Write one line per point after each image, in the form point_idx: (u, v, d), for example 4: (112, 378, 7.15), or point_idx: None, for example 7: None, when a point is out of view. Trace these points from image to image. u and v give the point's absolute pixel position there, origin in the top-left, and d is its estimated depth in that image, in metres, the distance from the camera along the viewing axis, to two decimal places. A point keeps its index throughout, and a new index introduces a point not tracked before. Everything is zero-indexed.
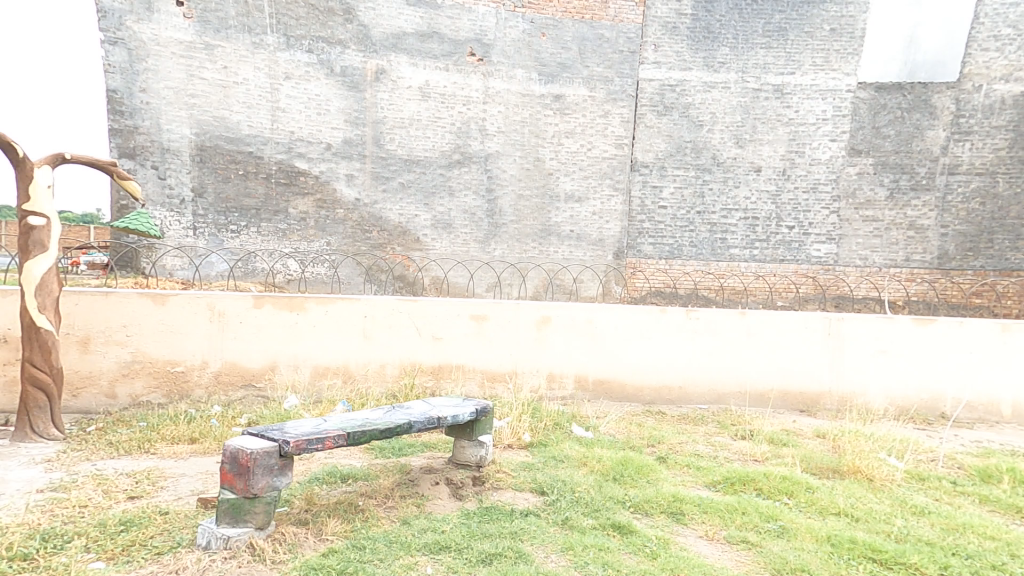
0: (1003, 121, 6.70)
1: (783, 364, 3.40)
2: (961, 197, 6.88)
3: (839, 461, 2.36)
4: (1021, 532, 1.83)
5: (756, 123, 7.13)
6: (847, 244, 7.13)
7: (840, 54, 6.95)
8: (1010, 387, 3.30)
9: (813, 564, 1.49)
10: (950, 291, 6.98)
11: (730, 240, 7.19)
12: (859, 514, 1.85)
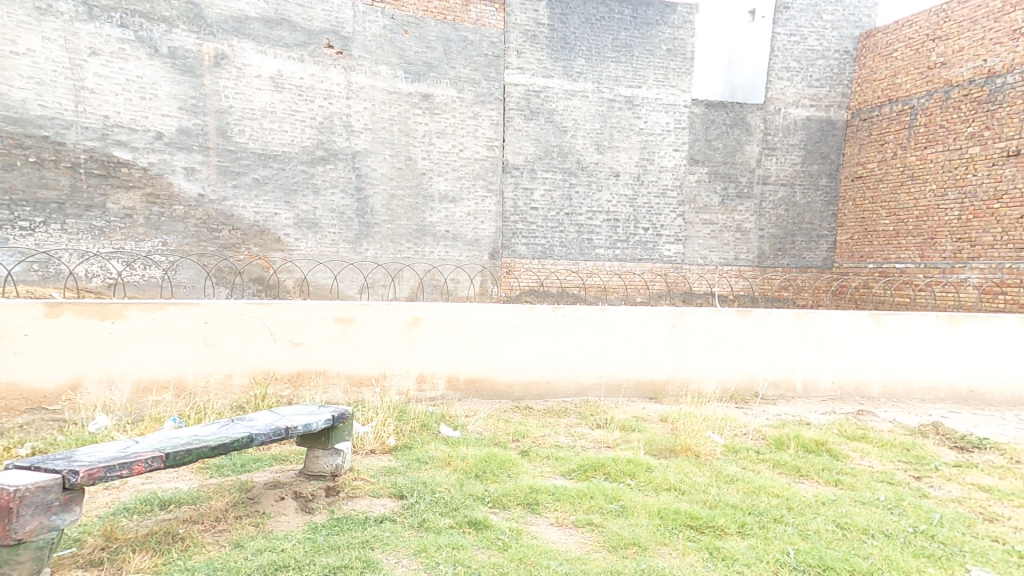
0: (797, 140, 8.06)
1: (635, 356, 3.71)
2: (772, 205, 8.16)
3: (674, 441, 2.66)
4: (801, 489, 2.21)
5: (613, 131, 7.69)
6: (692, 244, 8.02)
7: (676, 73, 7.76)
8: (810, 366, 3.94)
9: (643, 537, 1.67)
10: (766, 285, 8.27)
11: (596, 241, 7.70)
12: (684, 487, 2.10)
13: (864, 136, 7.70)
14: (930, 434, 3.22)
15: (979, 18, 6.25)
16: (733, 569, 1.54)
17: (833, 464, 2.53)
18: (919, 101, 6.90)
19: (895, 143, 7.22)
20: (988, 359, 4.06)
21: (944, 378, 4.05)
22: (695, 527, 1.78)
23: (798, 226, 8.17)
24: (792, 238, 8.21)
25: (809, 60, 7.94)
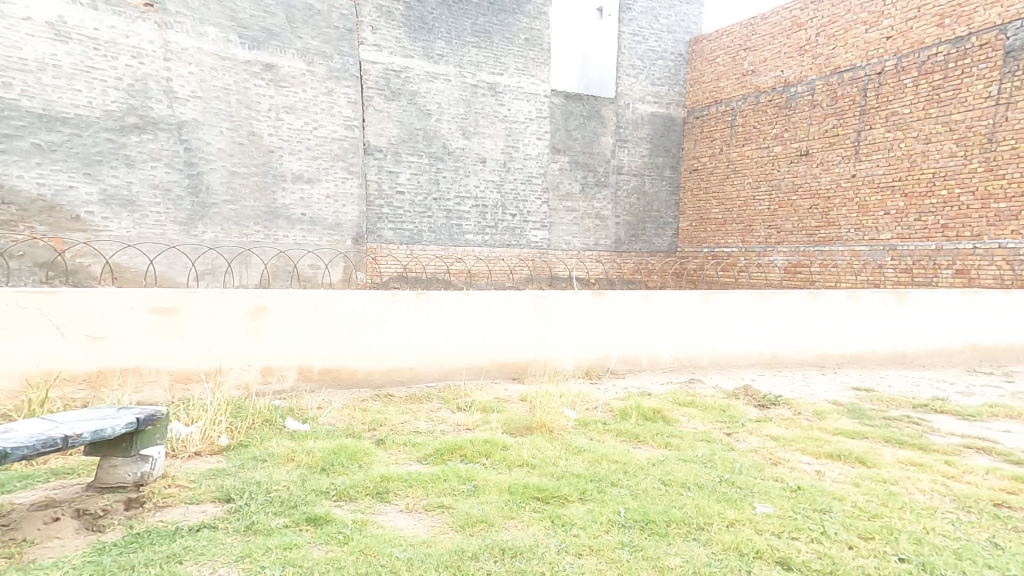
0: (643, 134, 9.31)
1: (498, 338, 3.78)
2: (626, 193, 9.30)
3: (531, 419, 2.75)
4: (640, 454, 2.41)
5: (477, 117, 7.83)
6: (556, 230, 8.69)
7: (535, 63, 8.15)
8: (653, 342, 4.33)
9: (491, 513, 1.70)
10: (624, 270, 9.42)
11: (465, 226, 7.84)
12: (536, 462, 2.18)
13: (699, 134, 9.35)
14: (743, 396, 3.75)
15: (776, 34, 8.10)
16: (570, 532, 1.65)
17: (665, 429, 2.81)
18: (735, 104, 8.68)
19: (721, 140, 8.93)
20: (790, 330, 4.80)
21: (757, 347, 4.70)
22: (541, 498, 1.86)
23: (648, 214, 9.50)
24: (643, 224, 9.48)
25: (650, 60, 9.19)
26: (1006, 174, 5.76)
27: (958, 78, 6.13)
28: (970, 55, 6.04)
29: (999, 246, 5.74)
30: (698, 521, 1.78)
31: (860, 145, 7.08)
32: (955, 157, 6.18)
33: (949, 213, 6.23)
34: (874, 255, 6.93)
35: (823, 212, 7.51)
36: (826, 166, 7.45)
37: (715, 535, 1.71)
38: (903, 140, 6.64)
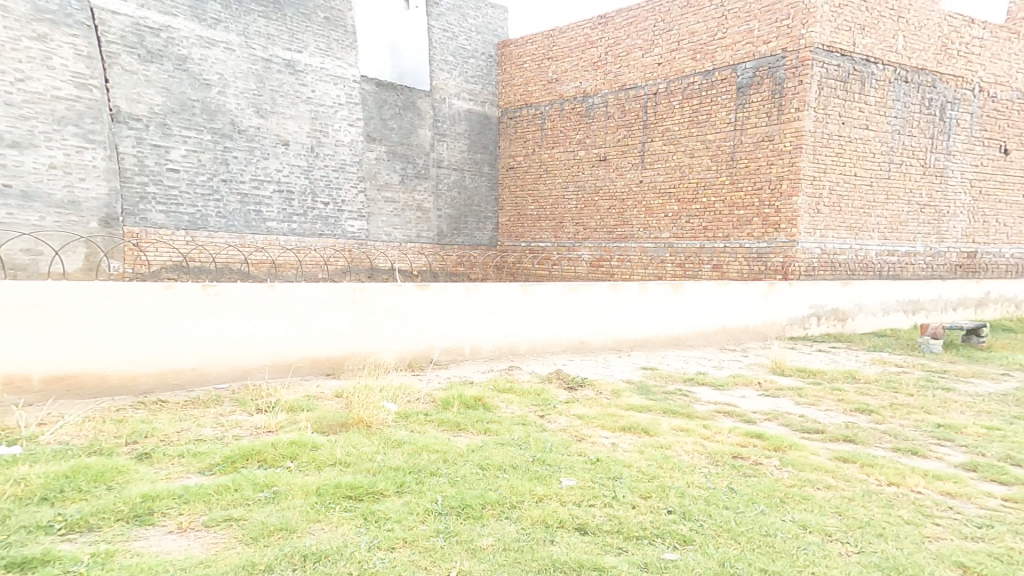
0: (460, 128, 11.89)
1: (311, 332, 4.12)
2: (447, 186, 11.83)
3: (347, 414, 2.82)
4: (458, 444, 2.66)
5: (273, 94, 9.12)
6: (375, 221, 10.58)
7: (339, 43, 9.90)
8: (473, 333, 4.82)
9: (292, 519, 1.87)
10: (446, 262, 11.88)
11: (266, 213, 9.10)
12: (350, 461, 2.30)
13: (518, 134, 12.31)
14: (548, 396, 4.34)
15: (573, 48, 11.28)
16: (384, 526, 1.88)
17: (483, 415, 3.15)
18: (543, 109, 11.82)
19: (533, 142, 12.06)
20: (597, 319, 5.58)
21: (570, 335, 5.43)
22: (356, 494, 2.09)
23: (469, 209, 12.23)
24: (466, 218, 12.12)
25: (462, 59, 11.81)
26: (743, 187, 9.33)
27: (709, 105, 9.60)
28: (715, 88, 9.51)
29: (741, 247, 9.52)
30: (513, 502, 2.18)
31: (645, 155, 10.46)
32: (711, 170, 9.63)
33: (711, 217, 9.79)
34: (658, 252, 10.45)
35: (620, 211, 10.82)
36: (620, 171, 10.80)
37: (523, 512, 2.12)
38: (678, 151, 10.03)
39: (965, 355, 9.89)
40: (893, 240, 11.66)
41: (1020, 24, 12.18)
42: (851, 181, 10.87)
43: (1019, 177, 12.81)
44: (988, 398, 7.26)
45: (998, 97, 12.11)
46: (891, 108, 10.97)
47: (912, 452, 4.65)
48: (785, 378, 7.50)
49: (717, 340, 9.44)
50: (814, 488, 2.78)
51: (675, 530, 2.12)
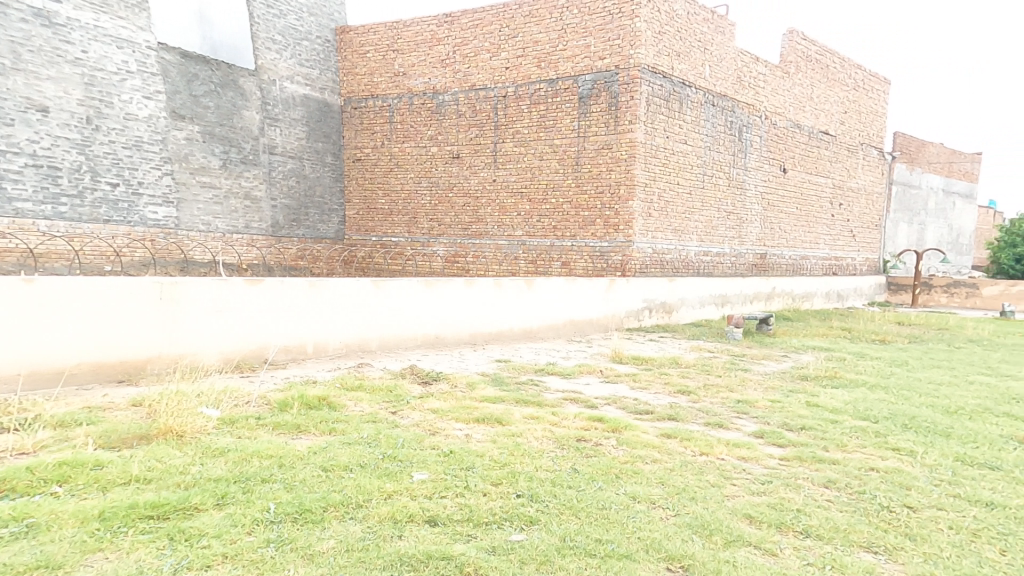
0: (296, 114, 12.24)
1: (129, 338, 5.04)
2: (282, 174, 12.09)
3: (149, 427, 3.82)
4: (280, 445, 3.84)
5: (22, 50, 8.59)
6: (187, 208, 10.61)
7: (124, 4, 9.68)
8: (303, 332, 6.36)
9: (70, 550, 2.43)
10: (281, 256, 12.17)
11: (15, 190, 8.58)
12: (149, 477, 3.14)
13: (368, 123, 12.68)
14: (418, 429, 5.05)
15: (418, 43, 11.95)
16: (196, 544, 2.57)
17: (325, 418, 4.55)
18: (392, 101, 12.35)
19: (381, 134, 12.55)
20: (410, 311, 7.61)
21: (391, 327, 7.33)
22: (158, 514, 2.79)
23: (311, 200, 12.57)
24: (306, 211, 12.51)
25: (295, 40, 12.12)
26: (586, 190, 10.91)
27: (555, 111, 10.97)
28: (559, 96, 10.92)
29: (586, 245, 11.08)
30: (372, 509, 3.16)
31: (498, 154, 11.50)
32: (560, 172, 11.09)
33: (559, 217, 11.21)
34: (512, 249, 11.61)
35: (475, 208, 11.79)
36: (473, 169, 11.72)
37: (368, 512, 3.11)
38: (528, 153, 11.26)
39: (758, 341, 11.85)
40: (707, 241, 13.56)
41: (789, 66, 14.80)
42: (675, 189, 12.38)
43: (795, 192, 15.69)
44: (774, 375, 8.86)
45: (778, 124, 14.70)
46: (703, 127, 12.73)
47: (718, 426, 6.10)
48: (620, 366, 8.76)
49: (565, 333, 10.24)
50: (644, 463, 4.57)
51: (523, 513, 3.35)
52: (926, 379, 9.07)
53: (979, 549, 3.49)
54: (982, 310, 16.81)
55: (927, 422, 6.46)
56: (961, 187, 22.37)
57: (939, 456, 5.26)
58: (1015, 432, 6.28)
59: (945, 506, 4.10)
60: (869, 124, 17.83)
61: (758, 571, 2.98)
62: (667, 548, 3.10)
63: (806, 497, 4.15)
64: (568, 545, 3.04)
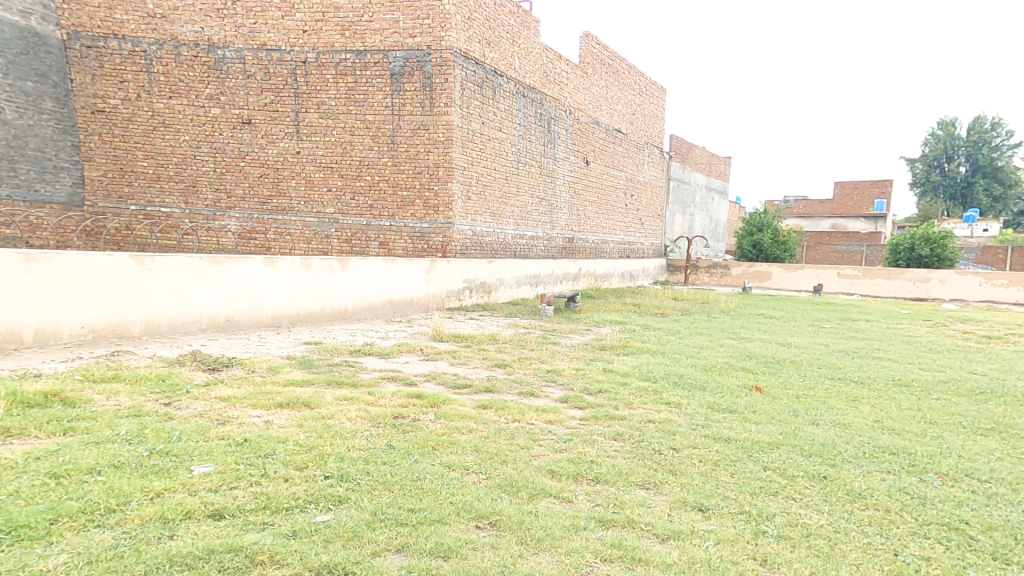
0: None
1: None
2: None
3: None
4: None
5: None
6: None
7: None
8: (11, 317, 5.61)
9: None
10: None
11: None
12: None
13: (115, 69, 10.73)
14: (205, 420, 4.74)
15: None
16: None
17: (57, 416, 4.29)
18: (149, 46, 10.73)
19: (135, 84, 10.77)
20: (181, 292, 7.21)
21: (151, 312, 6.88)
22: None
23: (21, 154, 9.99)
24: (12, 166, 9.83)
25: None
26: (404, 170, 11.43)
27: (364, 86, 11.12)
28: (369, 71, 11.08)
29: (405, 226, 11.55)
30: (135, 512, 3.10)
31: (301, 125, 11.13)
32: (374, 150, 11.31)
33: (374, 195, 11.43)
34: (322, 227, 11.32)
35: (276, 181, 11.17)
36: (271, 139, 11.10)
37: (124, 516, 3.05)
38: (336, 126, 11.18)
39: (567, 316, 13.14)
40: (523, 225, 14.52)
41: (589, 68, 16.48)
42: (492, 174, 13.02)
43: (595, 183, 17.61)
44: (578, 347, 9.93)
45: (580, 120, 16.32)
46: (515, 117, 13.57)
47: (529, 394, 6.74)
48: (440, 344, 9.06)
49: (384, 313, 10.34)
50: (460, 433, 5.01)
51: (329, 495, 3.58)
52: (692, 344, 11.00)
53: (718, 475, 4.42)
54: (733, 286, 20.97)
55: (690, 379, 7.87)
56: (718, 185, 27.30)
57: (697, 406, 6.46)
58: (748, 381, 8.00)
59: (699, 444, 5.08)
60: (651, 126, 20.74)
61: (555, 517, 3.53)
62: (477, 508, 3.56)
63: (599, 449, 4.86)
64: (378, 518, 3.33)
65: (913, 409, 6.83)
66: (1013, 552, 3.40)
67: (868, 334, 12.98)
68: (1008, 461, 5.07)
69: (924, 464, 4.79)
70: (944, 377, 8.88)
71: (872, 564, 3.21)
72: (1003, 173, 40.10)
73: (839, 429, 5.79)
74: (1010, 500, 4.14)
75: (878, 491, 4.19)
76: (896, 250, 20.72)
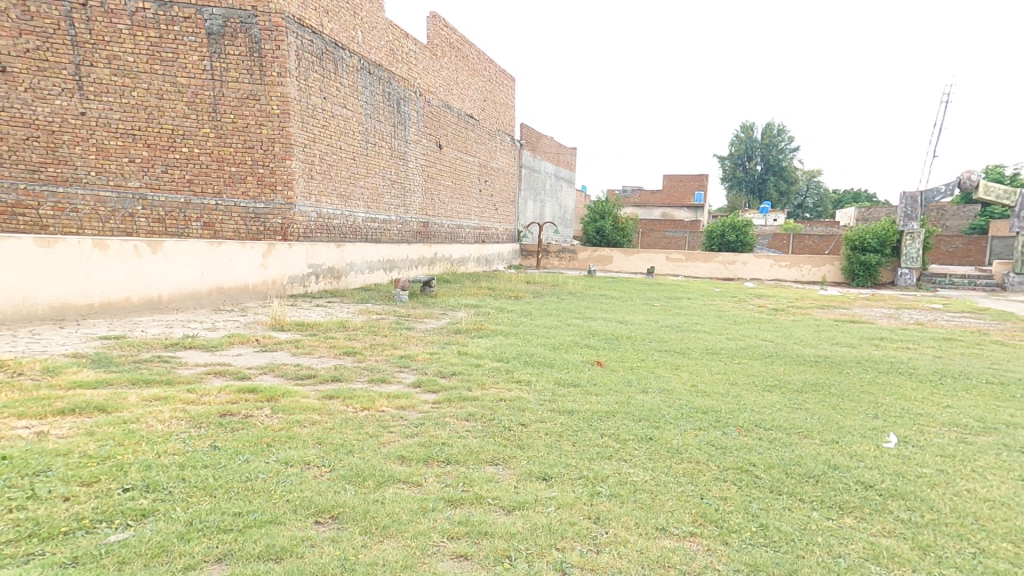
0: None
1: None
2: None
3: None
4: None
5: None
6: None
7: None
8: None
9: None
10: None
11: None
12: None
13: None
14: None
15: None
16: None
17: None
18: None
19: None
20: None
21: None
22: None
23: None
24: None
25: None
26: (232, 144, 10.40)
27: (172, 44, 9.85)
28: (178, 27, 9.86)
29: (235, 205, 10.51)
30: None
31: (84, 81, 9.46)
32: (191, 118, 10.11)
33: (194, 169, 10.20)
34: (123, 204, 9.76)
35: (51, 145, 9.34)
36: (44, 95, 9.27)
37: None
38: (137, 86, 9.73)
39: (423, 301, 13.03)
40: (374, 208, 13.99)
41: (437, 50, 16.34)
42: (337, 153, 12.33)
43: (448, 167, 17.60)
44: (433, 331, 9.90)
45: (431, 102, 16.17)
46: (361, 94, 12.99)
47: (381, 380, 6.55)
48: (281, 333, 8.40)
49: (211, 302, 9.33)
50: (301, 427, 4.70)
51: (134, 509, 3.15)
52: (542, 324, 11.56)
53: (562, 445, 4.66)
54: (580, 269, 22.60)
55: (540, 357, 8.27)
56: (566, 174, 28.96)
57: (545, 382, 6.81)
58: (590, 357, 8.64)
59: (545, 418, 5.34)
60: (502, 114, 21.25)
61: (402, 502, 3.46)
62: (317, 503, 3.36)
63: (451, 431, 4.87)
64: (195, 528, 3.00)
65: (720, 373, 7.91)
66: (786, 484, 4.04)
67: (689, 310, 14.76)
68: (786, 410, 6.09)
69: (727, 419, 5.55)
70: (743, 344, 10.43)
71: (684, 508, 3.61)
72: (787, 173, 48.16)
73: (664, 395, 6.50)
74: (786, 442, 4.92)
75: (692, 446, 4.72)
76: (710, 236, 23.76)
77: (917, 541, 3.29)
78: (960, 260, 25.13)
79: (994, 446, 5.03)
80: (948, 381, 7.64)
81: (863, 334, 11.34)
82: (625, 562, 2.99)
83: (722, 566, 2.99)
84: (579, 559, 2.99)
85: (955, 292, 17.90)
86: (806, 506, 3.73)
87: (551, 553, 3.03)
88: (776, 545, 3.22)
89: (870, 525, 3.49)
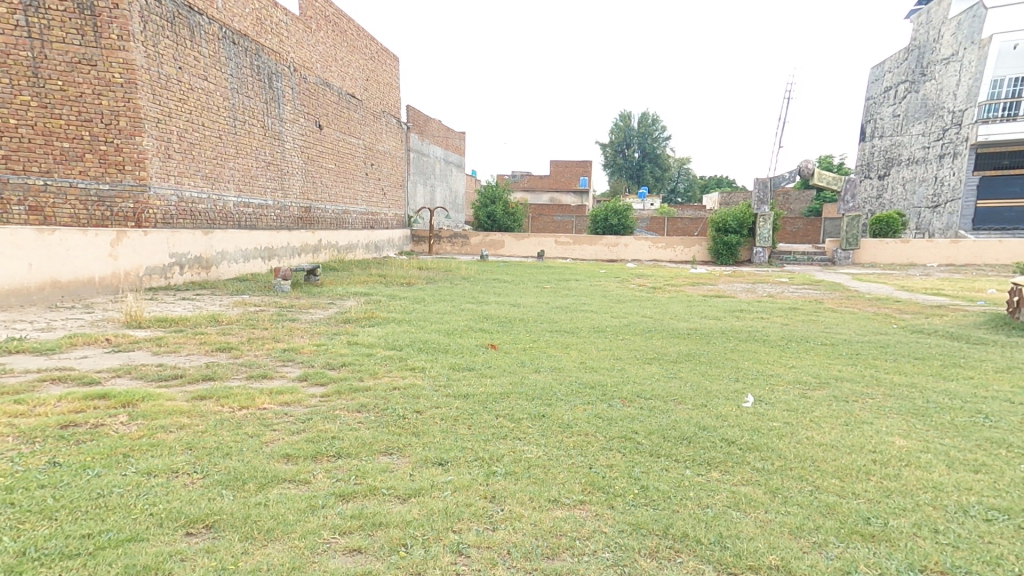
0: None
1: None
2: None
3: None
4: None
5: None
6: None
7: None
8: None
9: None
10: None
11: None
12: None
13: None
14: None
15: None
16: None
17: None
18: None
19: None
20: None
21: None
22: None
23: None
24: None
25: None
26: (62, 114, 9.00)
27: None
28: None
29: (71, 186, 9.09)
30: None
31: None
32: (3, 83, 8.55)
33: (11, 143, 8.65)
34: None
35: None
36: None
37: None
38: None
39: (307, 290, 12.30)
40: (247, 192, 12.85)
41: (312, 23, 15.34)
42: (199, 131, 11.14)
43: (331, 149, 16.70)
44: (320, 321, 9.39)
45: (308, 79, 15.15)
46: (225, 66, 11.82)
47: (261, 376, 6.08)
48: (138, 331, 7.45)
49: (44, 299, 8.03)
50: (166, 432, 4.22)
51: None
52: (435, 310, 11.42)
53: (457, 429, 4.64)
54: (473, 254, 22.68)
55: (434, 343, 8.17)
56: (455, 159, 28.79)
57: (439, 367, 6.75)
58: (484, 340, 8.69)
59: (441, 403, 5.28)
60: (386, 95, 20.50)
61: (289, 502, 3.24)
62: (188, 513, 3.04)
63: (341, 424, 4.65)
64: (30, 559, 2.58)
65: (606, 349, 8.36)
66: (664, 448, 4.35)
67: (577, 291, 15.42)
68: (663, 379, 6.60)
69: (612, 392, 5.89)
70: (626, 321, 11.13)
71: (574, 479, 3.76)
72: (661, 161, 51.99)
73: (556, 373, 6.75)
74: (663, 409, 5.31)
75: (581, 420, 4.93)
76: (594, 220, 24.96)
77: (769, 486, 3.72)
78: (802, 239, 28.84)
79: (827, 398, 5.83)
80: (792, 344, 8.75)
81: (726, 307, 12.58)
82: (520, 536, 3.06)
83: (608, 528, 3.16)
84: (475, 538, 3.00)
85: (798, 267, 20.48)
86: (680, 465, 4.07)
87: (447, 537, 3.00)
88: (655, 503, 3.46)
89: (733, 476, 3.89)
